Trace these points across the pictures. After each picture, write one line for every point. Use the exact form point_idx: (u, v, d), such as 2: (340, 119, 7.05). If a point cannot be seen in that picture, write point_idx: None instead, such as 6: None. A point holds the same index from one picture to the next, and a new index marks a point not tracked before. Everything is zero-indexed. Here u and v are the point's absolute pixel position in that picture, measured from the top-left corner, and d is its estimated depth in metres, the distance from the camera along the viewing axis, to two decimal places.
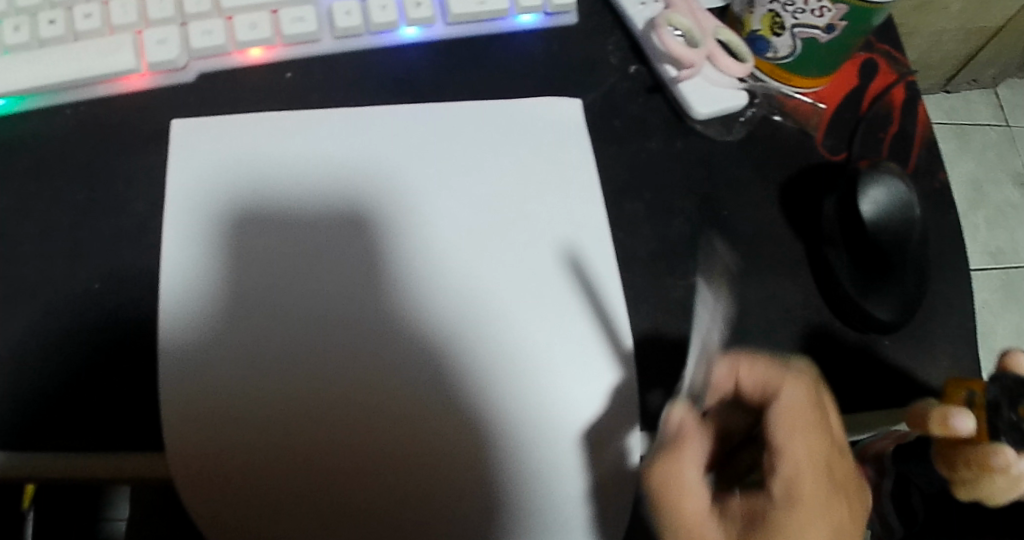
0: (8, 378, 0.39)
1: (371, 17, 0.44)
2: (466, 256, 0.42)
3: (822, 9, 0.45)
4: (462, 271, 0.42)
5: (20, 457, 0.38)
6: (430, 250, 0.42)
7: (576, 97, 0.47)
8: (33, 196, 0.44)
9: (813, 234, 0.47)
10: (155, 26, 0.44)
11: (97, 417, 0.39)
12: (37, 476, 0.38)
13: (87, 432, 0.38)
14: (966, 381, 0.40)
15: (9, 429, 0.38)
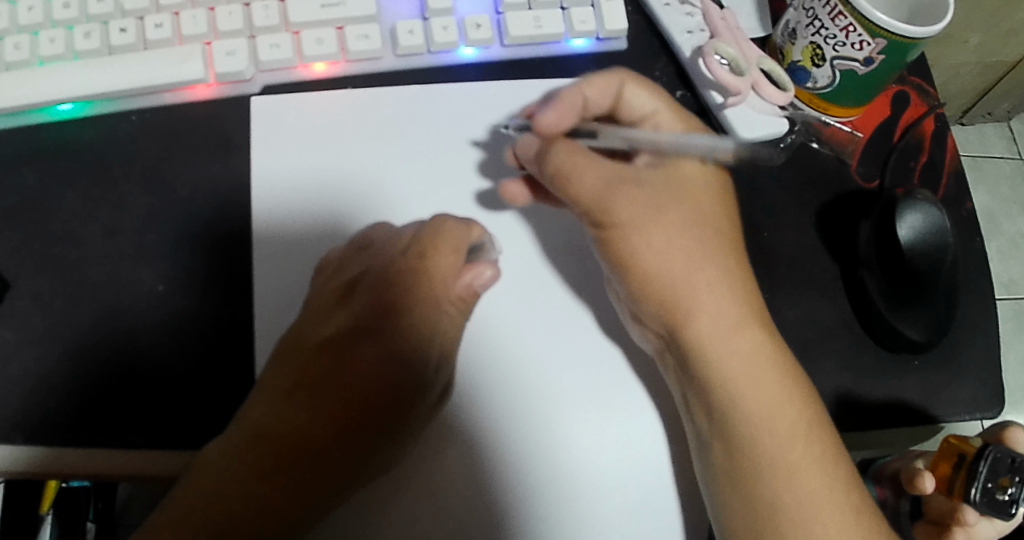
0: (63, 377, 0.41)
1: (434, 37, 0.46)
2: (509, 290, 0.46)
3: (862, 42, 0.46)
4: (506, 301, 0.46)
5: (64, 452, 0.40)
6: None
7: None
8: (100, 199, 0.45)
9: (847, 256, 0.49)
10: (224, 38, 0.45)
11: (142, 416, 0.41)
12: (79, 471, 0.40)
13: (132, 430, 0.40)
14: (959, 444, 0.44)
15: (57, 426, 0.40)
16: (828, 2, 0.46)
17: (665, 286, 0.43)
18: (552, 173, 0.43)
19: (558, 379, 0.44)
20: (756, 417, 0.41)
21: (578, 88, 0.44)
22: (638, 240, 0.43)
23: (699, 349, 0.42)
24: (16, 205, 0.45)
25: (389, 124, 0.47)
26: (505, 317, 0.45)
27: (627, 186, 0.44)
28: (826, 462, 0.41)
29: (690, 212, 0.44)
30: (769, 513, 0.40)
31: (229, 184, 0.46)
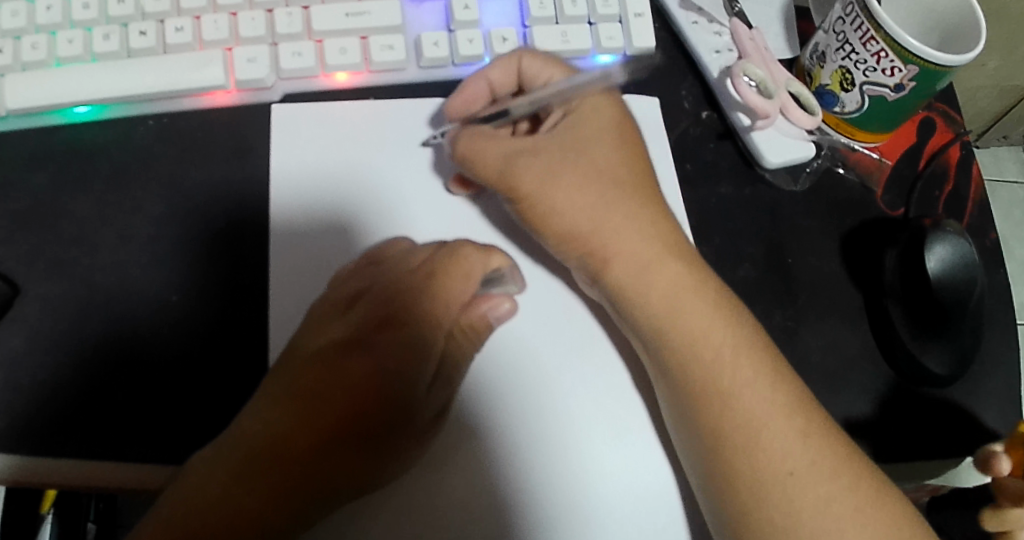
0: (58, 385, 0.40)
1: (459, 49, 0.45)
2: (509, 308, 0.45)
3: (893, 69, 0.46)
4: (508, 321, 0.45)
5: (51, 463, 0.39)
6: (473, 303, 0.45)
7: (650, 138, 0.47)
8: (113, 204, 0.44)
9: (872, 285, 0.48)
10: (245, 44, 0.44)
11: (134, 429, 0.40)
12: (65, 482, 0.39)
13: (123, 442, 0.39)
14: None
15: (46, 435, 0.39)
16: (860, 26, 0.46)
17: (585, 226, 0.42)
18: (461, 158, 0.43)
19: (576, 412, 0.44)
20: (684, 350, 0.41)
21: (480, 76, 0.44)
22: (558, 197, 0.42)
23: (626, 286, 0.42)
24: (28, 207, 0.44)
25: (411, 137, 0.47)
26: (508, 336, 0.45)
27: (524, 157, 0.43)
28: (765, 389, 0.40)
29: (596, 160, 0.43)
30: (715, 439, 0.40)
31: (246, 193, 0.45)
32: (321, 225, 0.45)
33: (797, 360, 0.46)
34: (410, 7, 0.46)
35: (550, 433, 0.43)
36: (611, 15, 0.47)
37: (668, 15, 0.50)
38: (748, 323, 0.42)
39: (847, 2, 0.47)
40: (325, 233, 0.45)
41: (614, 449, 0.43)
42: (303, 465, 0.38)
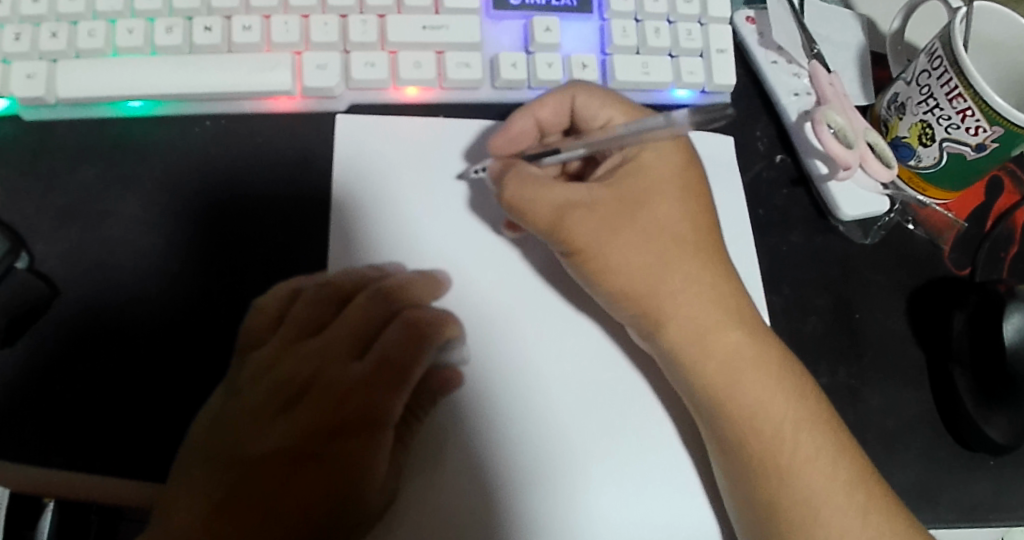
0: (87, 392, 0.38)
1: (537, 72, 0.43)
2: (533, 336, 0.42)
3: (978, 128, 0.43)
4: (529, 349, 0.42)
5: (70, 472, 0.37)
6: (499, 331, 0.42)
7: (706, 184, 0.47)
8: (163, 207, 0.42)
9: (938, 348, 0.46)
10: (317, 49, 0.42)
11: (162, 445, 0.38)
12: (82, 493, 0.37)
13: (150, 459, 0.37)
14: None
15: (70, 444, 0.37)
16: (947, 81, 0.43)
17: (643, 290, 0.41)
18: (510, 205, 0.40)
19: (630, 461, 0.41)
20: (743, 422, 0.39)
21: (529, 113, 0.42)
22: (614, 257, 0.40)
23: (681, 353, 0.40)
24: (74, 203, 0.42)
25: (476, 160, 0.45)
26: (535, 365, 0.42)
27: (580, 207, 0.40)
28: (824, 464, 0.38)
29: (655, 216, 0.41)
30: (769, 512, 0.38)
31: (301, 205, 0.43)
32: (379, 251, 0.42)
33: (858, 421, 0.45)
34: (489, 25, 0.44)
35: (602, 480, 0.40)
36: (694, 49, 0.45)
37: (746, 53, 0.50)
38: (812, 397, 0.40)
39: (934, 55, 0.44)
40: (383, 258, 0.42)
41: (665, 504, 0.40)
42: (284, 498, 0.36)
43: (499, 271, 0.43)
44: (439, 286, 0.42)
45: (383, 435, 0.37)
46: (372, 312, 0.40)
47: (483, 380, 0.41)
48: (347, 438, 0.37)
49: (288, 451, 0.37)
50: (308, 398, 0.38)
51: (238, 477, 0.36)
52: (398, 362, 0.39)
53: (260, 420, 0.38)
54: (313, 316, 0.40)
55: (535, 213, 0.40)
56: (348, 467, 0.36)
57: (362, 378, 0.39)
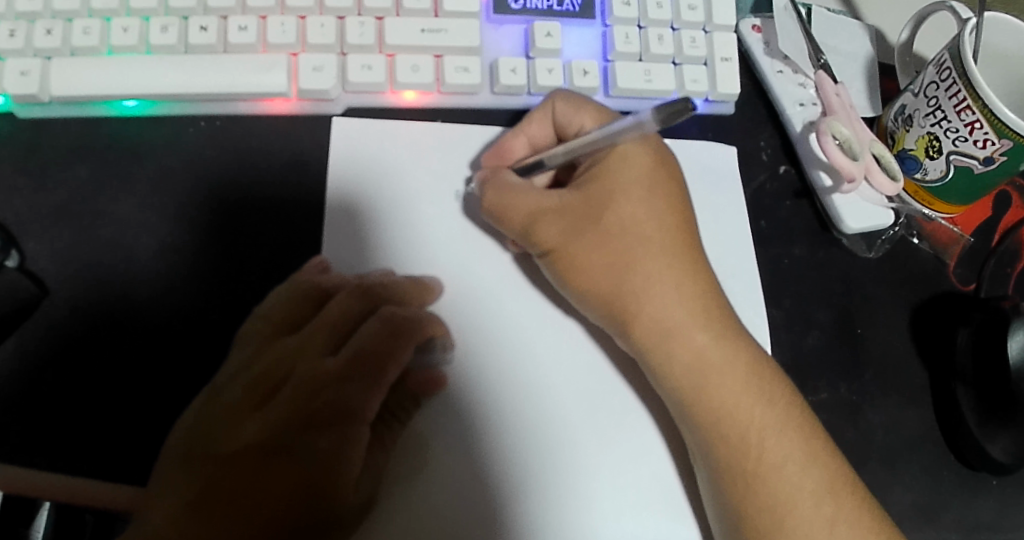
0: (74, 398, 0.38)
1: (537, 78, 0.42)
2: (525, 336, 0.42)
3: (986, 141, 0.42)
4: (520, 346, 0.41)
5: (61, 479, 0.36)
6: (491, 328, 0.41)
7: (706, 193, 0.46)
8: (155, 208, 0.41)
9: (941, 365, 0.45)
10: (312, 51, 0.42)
11: (151, 450, 0.37)
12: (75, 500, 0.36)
13: (138, 465, 0.37)
14: None
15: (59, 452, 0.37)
16: (955, 93, 0.42)
17: (611, 288, 0.40)
18: (490, 211, 0.41)
19: (623, 473, 0.40)
20: (709, 423, 0.38)
21: (518, 132, 0.42)
22: (578, 256, 0.40)
23: (647, 352, 0.40)
24: (65, 202, 0.41)
25: (472, 166, 0.44)
26: (526, 366, 0.41)
27: (549, 214, 0.40)
28: (791, 472, 0.37)
29: (622, 214, 0.40)
30: (738, 518, 0.37)
31: (294, 205, 0.42)
32: (370, 258, 0.41)
33: (859, 438, 0.44)
34: (489, 29, 0.43)
35: (594, 494, 0.39)
36: (698, 57, 0.44)
37: (752, 62, 0.49)
38: (783, 400, 0.39)
39: (943, 66, 0.43)
40: (375, 265, 0.41)
41: (659, 520, 0.40)
42: (258, 491, 0.33)
43: (495, 278, 0.42)
44: (429, 293, 0.40)
45: (360, 430, 0.36)
46: (349, 311, 0.38)
47: (466, 379, 0.40)
48: (320, 434, 0.35)
49: (265, 443, 0.35)
50: (286, 390, 0.36)
51: (211, 475, 0.34)
52: (374, 356, 0.37)
53: (238, 414, 0.36)
54: (290, 313, 0.39)
55: (510, 216, 0.40)
56: (322, 465, 0.34)
57: (335, 371, 0.36)
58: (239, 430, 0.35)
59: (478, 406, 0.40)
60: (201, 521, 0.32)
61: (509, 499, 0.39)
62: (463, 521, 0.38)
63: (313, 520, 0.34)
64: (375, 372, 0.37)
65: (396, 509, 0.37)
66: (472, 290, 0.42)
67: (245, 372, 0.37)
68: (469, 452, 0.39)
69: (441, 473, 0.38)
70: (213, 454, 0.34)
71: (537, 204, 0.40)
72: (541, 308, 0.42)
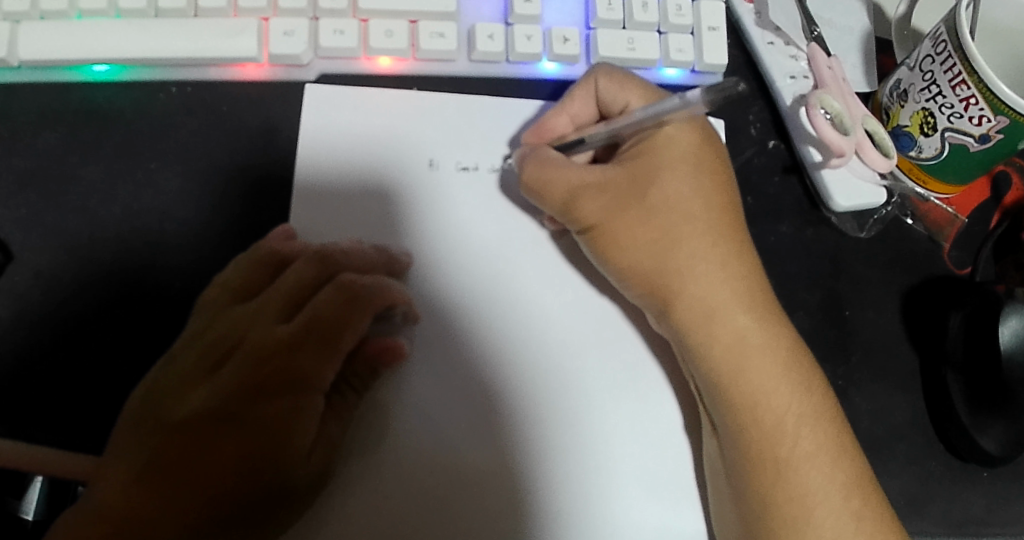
0: (32, 366, 0.37)
1: (515, 46, 0.41)
2: (501, 308, 0.40)
3: (982, 118, 0.40)
4: (502, 318, 0.40)
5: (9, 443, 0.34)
6: (470, 300, 0.40)
7: None
8: (122, 175, 0.40)
9: (931, 350, 0.44)
10: (284, 16, 0.40)
11: (112, 418, 0.37)
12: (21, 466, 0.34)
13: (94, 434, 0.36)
14: None
15: (13, 418, 0.36)
16: (951, 66, 0.41)
17: (650, 265, 0.39)
18: (528, 186, 0.39)
19: (597, 451, 0.39)
20: (743, 407, 0.37)
21: (560, 110, 0.41)
22: (621, 232, 0.39)
23: (687, 333, 0.38)
24: (30, 167, 0.40)
25: (449, 135, 0.42)
26: (503, 337, 0.40)
27: (590, 189, 0.39)
28: (823, 463, 0.36)
29: (666, 191, 0.39)
30: (761, 507, 0.35)
31: (265, 175, 0.41)
32: (341, 228, 0.40)
33: None
34: None
35: (568, 474, 0.38)
36: (684, 26, 0.43)
37: (742, 33, 0.47)
38: (820, 389, 0.38)
39: (938, 39, 0.41)
40: (345, 235, 0.40)
41: (633, 501, 0.39)
42: (208, 464, 0.33)
43: (469, 248, 0.41)
44: (397, 264, 0.39)
45: (315, 400, 0.35)
46: (307, 278, 0.37)
47: (452, 351, 0.39)
48: (270, 402, 0.34)
49: (217, 412, 0.34)
50: (237, 356, 0.35)
51: (159, 443, 0.33)
52: (329, 325, 0.36)
53: (190, 380, 0.35)
54: (248, 280, 0.37)
55: (542, 189, 0.39)
56: (274, 436, 0.33)
57: (288, 338, 0.35)
58: (189, 399, 0.34)
59: (477, 382, 0.39)
60: (147, 487, 0.32)
61: (508, 478, 0.38)
62: (458, 497, 0.37)
63: (267, 490, 0.33)
64: (327, 337, 0.36)
65: (367, 479, 0.37)
66: (451, 258, 0.41)
67: (200, 340, 0.36)
68: (468, 429, 0.38)
69: (425, 449, 0.37)
70: (163, 424, 0.34)
71: (573, 181, 0.39)
72: (516, 280, 0.41)
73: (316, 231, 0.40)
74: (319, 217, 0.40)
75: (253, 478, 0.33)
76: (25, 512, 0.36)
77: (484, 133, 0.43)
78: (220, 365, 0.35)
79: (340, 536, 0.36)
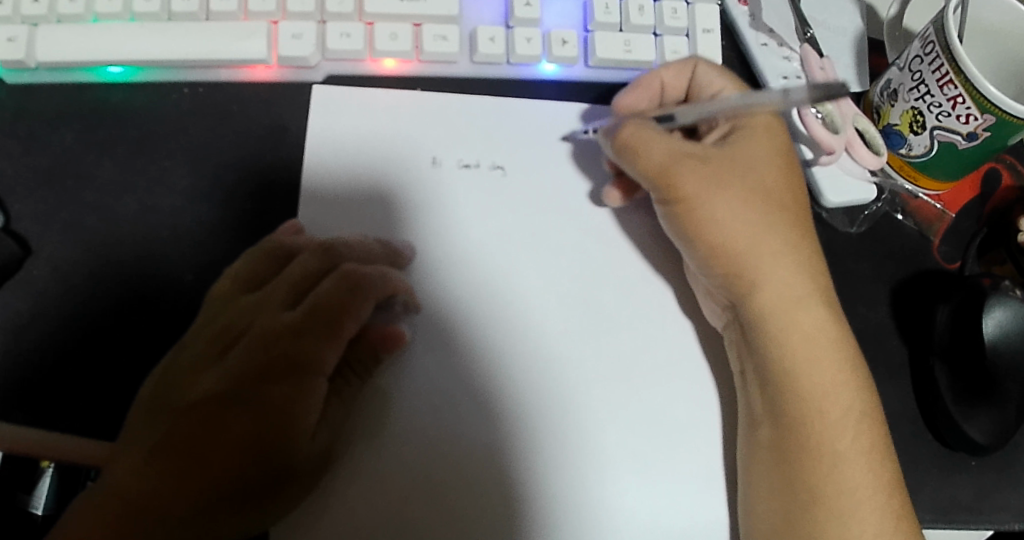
0: (50, 356, 0.38)
1: (515, 48, 0.43)
2: (544, 301, 0.42)
3: (969, 116, 0.42)
4: (547, 314, 0.42)
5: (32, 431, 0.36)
6: (478, 283, 0.42)
7: None
8: (135, 172, 0.42)
9: (920, 342, 0.45)
10: (293, 19, 0.42)
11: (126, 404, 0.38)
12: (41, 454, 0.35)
13: (107, 421, 0.38)
14: None
15: (31, 404, 0.38)
16: (939, 67, 0.42)
17: (741, 248, 0.40)
18: (622, 146, 0.39)
19: (592, 435, 0.40)
20: (815, 397, 0.38)
21: (655, 74, 0.42)
22: (718, 208, 0.40)
23: (769, 317, 0.39)
24: (48, 165, 0.42)
25: (453, 134, 0.44)
26: (509, 319, 0.42)
27: (691, 160, 0.40)
28: (873, 460, 0.38)
29: (767, 183, 0.41)
30: (807, 494, 0.37)
31: (274, 172, 0.43)
32: (348, 223, 0.42)
33: None
34: None
35: (561, 456, 0.40)
36: (678, 28, 0.44)
37: (735, 34, 0.49)
38: (871, 388, 0.40)
39: (927, 40, 0.43)
40: (352, 230, 0.42)
41: (628, 485, 0.40)
42: (212, 445, 0.34)
43: (472, 241, 0.42)
44: (400, 258, 0.41)
45: (316, 383, 0.36)
46: (309, 268, 0.39)
47: (527, 343, 0.41)
48: (274, 384, 0.36)
49: (222, 395, 0.35)
50: (242, 342, 0.37)
51: (170, 425, 0.34)
52: (332, 310, 0.37)
53: (200, 364, 0.37)
54: (253, 270, 0.39)
55: (643, 150, 0.39)
56: (275, 417, 0.35)
57: (291, 324, 0.37)
58: (197, 384, 0.36)
59: (541, 374, 0.41)
60: (158, 469, 0.33)
61: (562, 468, 0.40)
62: (511, 486, 0.39)
63: (271, 470, 0.34)
64: (328, 322, 0.37)
65: (364, 463, 0.38)
66: (461, 248, 0.42)
67: (208, 328, 0.38)
68: (533, 424, 0.40)
69: (477, 437, 0.39)
70: (173, 407, 0.35)
71: (676, 151, 0.39)
72: (517, 272, 0.42)
73: (325, 226, 0.41)
74: (328, 212, 0.42)
75: (252, 460, 0.34)
76: None
77: (484, 131, 0.44)
78: (225, 351, 0.37)
79: (346, 517, 0.37)
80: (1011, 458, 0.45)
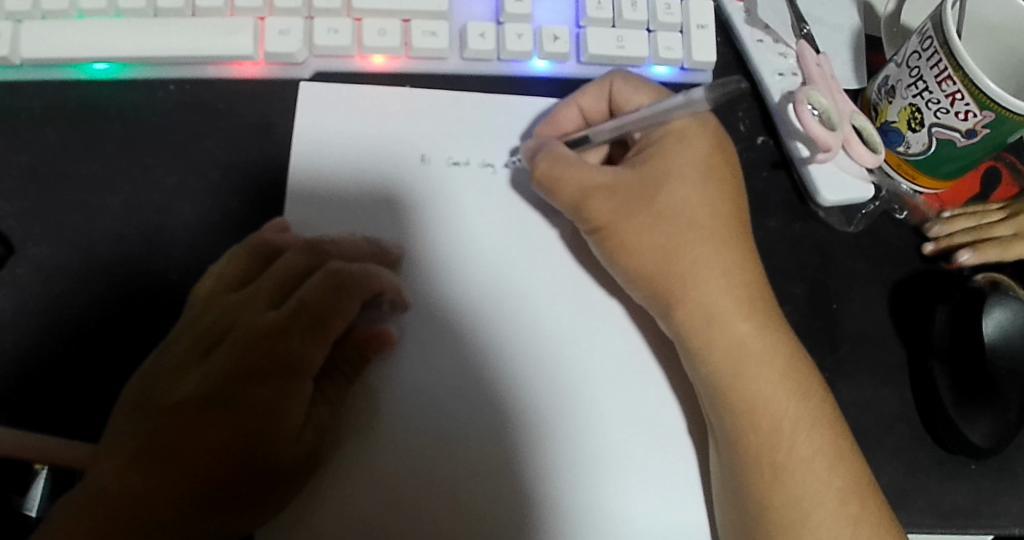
0: (31, 356, 0.38)
1: (506, 44, 0.42)
2: (511, 304, 0.41)
3: (968, 113, 0.41)
4: (511, 315, 0.41)
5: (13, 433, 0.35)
6: (466, 283, 0.41)
7: None
8: (120, 170, 0.41)
9: (919, 344, 0.44)
10: (279, 15, 0.41)
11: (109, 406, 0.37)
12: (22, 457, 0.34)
13: (89, 423, 0.37)
14: None
15: (12, 406, 0.37)
16: (937, 62, 0.41)
17: (657, 268, 0.39)
18: (539, 181, 0.40)
19: (583, 438, 0.40)
20: (743, 411, 0.38)
21: (572, 103, 0.42)
22: (632, 232, 0.40)
23: (689, 335, 0.39)
24: (32, 163, 0.41)
25: (442, 131, 0.43)
26: (497, 321, 0.41)
27: (602, 190, 0.40)
28: (820, 469, 0.37)
29: (676, 196, 0.40)
30: (756, 507, 0.36)
31: (261, 170, 0.42)
32: (336, 221, 0.41)
33: None
34: None
35: (552, 459, 0.39)
36: (673, 24, 0.43)
37: (731, 31, 0.48)
38: (816, 396, 0.38)
39: (925, 36, 0.42)
40: (340, 229, 0.41)
41: (619, 489, 0.39)
42: (192, 448, 0.33)
43: (461, 240, 0.42)
44: (388, 256, 0.40)
45: (303, 385, 0.36)
46: (293, 266, 0.38)
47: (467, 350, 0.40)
48: (260, 386, 0.35)
49: (206, 396, 0.35)
50: (228, 341, 0.36)
51: (153, 426, 0.34)
52: (318, 310, 0.37)
53: (183, 364, 0.36)
54: (240, 269, 0.38)
55: (556, 185, 0.40)
56: (259, 418, 0.35)
57: (275, 324, 0.37)
58: (181, 384, 0.35)
59: (488, 381, 0.40)
60: (140, 471, 0.33)
61: (520, 474, 0.39)
62: (473, 494, 0.38)
63: (257, 472, 0.34)
64: (310, 322, 0.37)
65: (348, 467, 0.37)
66: (450, 247, 0.41)
67: (191, 326, 0.37)
68: (477, 436, 0.39)
69: (426, 444, 0.38)
70: (154, 406, 0.35)
71: (585, 182, 0.40)
72: (507, 272, 0.42)
73: (313, 223, 0.41)
74: (316, 210, 0.41)
75: (226, 464, 0.34)
76: (30, 509, 0.38)
77: (474, 129, 0.43)
78: (208, 351, 0.36)
79: (331, 522, 0.37)
80: (1012, 461, 0.44)
